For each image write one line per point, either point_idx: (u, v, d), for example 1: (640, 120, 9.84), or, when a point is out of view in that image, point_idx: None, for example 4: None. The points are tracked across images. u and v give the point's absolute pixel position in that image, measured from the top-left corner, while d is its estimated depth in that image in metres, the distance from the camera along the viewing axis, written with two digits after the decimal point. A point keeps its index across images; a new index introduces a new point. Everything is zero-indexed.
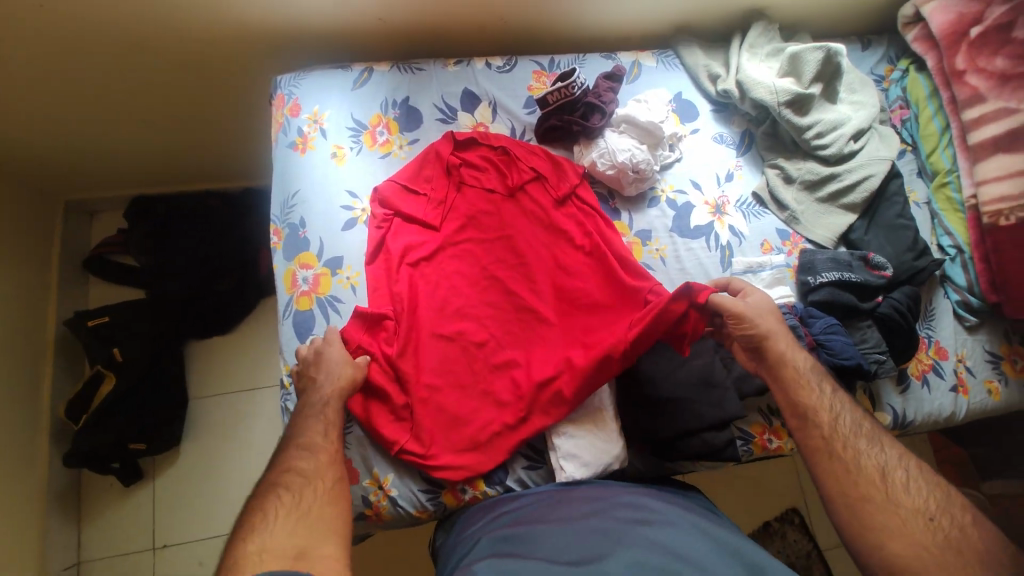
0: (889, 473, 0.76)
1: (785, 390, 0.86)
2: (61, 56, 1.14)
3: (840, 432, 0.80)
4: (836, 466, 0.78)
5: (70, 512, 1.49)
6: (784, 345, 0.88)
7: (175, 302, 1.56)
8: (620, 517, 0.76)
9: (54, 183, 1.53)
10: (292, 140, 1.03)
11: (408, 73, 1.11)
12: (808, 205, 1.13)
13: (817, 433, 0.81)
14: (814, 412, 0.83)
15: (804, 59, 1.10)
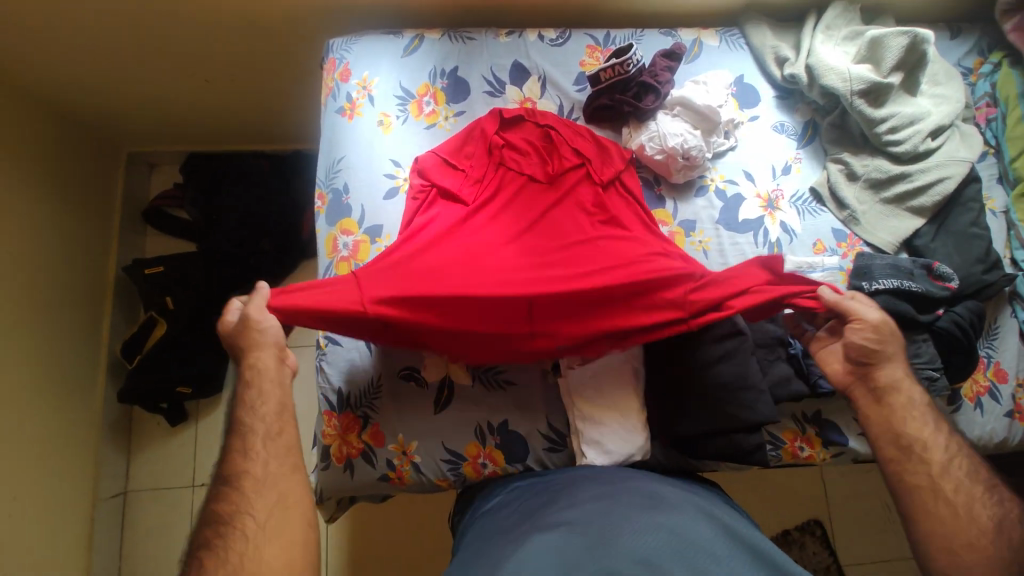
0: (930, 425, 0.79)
1: (886, 419, 0.81)
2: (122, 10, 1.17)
3: (949, 467, 0.75)
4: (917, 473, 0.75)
5: (123, 443, 1.62)
6: (900, 371, 0.83)
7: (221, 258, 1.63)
8: (630, 501, 0.75)
9: (117, 134, 1.61)
10: (340, 106, 1.04)
11: (458, 42, 1.09)
12: (870, 206, 1.06)
13: (922, 469, 0.76)
14: (918, 442, 0.77)
15: (886, 45, 1.01)
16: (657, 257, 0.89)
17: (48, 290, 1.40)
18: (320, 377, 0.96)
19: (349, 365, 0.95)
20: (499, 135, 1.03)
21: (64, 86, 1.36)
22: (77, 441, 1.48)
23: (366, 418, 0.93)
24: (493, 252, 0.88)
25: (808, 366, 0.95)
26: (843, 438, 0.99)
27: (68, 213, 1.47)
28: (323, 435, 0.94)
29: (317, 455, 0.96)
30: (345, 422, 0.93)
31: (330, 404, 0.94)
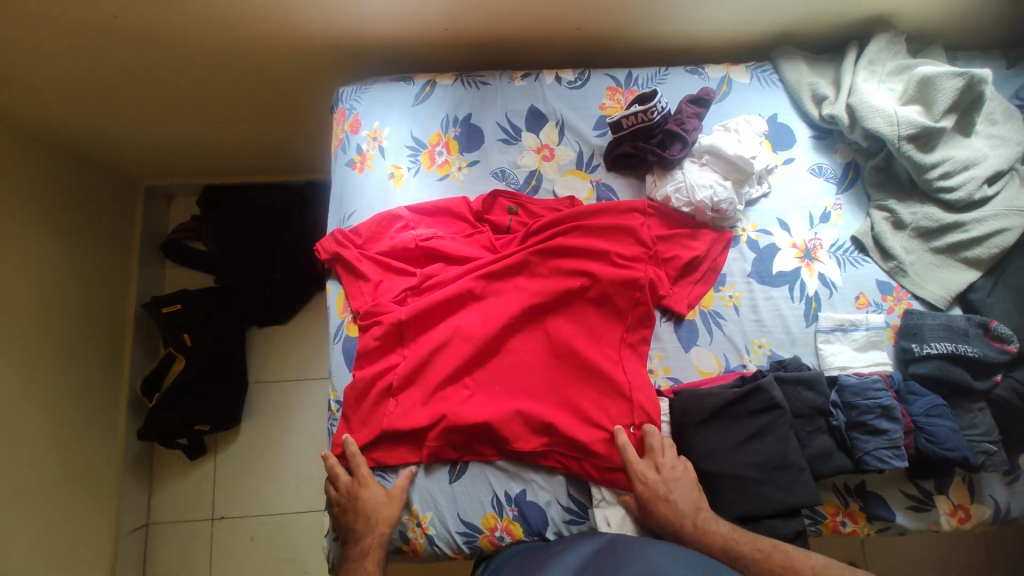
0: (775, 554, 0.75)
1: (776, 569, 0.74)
2: (134, 62, 1.16)
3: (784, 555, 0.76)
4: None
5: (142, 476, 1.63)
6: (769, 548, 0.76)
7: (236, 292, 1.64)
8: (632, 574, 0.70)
9: (135, 169, 1.61)
10: (350, 158, 1.00)
11: (472, 87, 1.05)
12: (919, 255, 0.98)
13: None
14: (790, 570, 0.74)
15: (939, 86, 0.92)
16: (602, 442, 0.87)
17: (71, 333, 1.42)
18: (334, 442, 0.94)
19: None
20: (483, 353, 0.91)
21: (79, 130, 1.37)
22: (98, 479, 1.49)
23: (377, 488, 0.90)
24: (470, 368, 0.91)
25: (851, 440, 0.87)
26: (890, 513, 0.91)
27: (86, 253, 1.47)
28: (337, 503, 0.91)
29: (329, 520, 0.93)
30: None
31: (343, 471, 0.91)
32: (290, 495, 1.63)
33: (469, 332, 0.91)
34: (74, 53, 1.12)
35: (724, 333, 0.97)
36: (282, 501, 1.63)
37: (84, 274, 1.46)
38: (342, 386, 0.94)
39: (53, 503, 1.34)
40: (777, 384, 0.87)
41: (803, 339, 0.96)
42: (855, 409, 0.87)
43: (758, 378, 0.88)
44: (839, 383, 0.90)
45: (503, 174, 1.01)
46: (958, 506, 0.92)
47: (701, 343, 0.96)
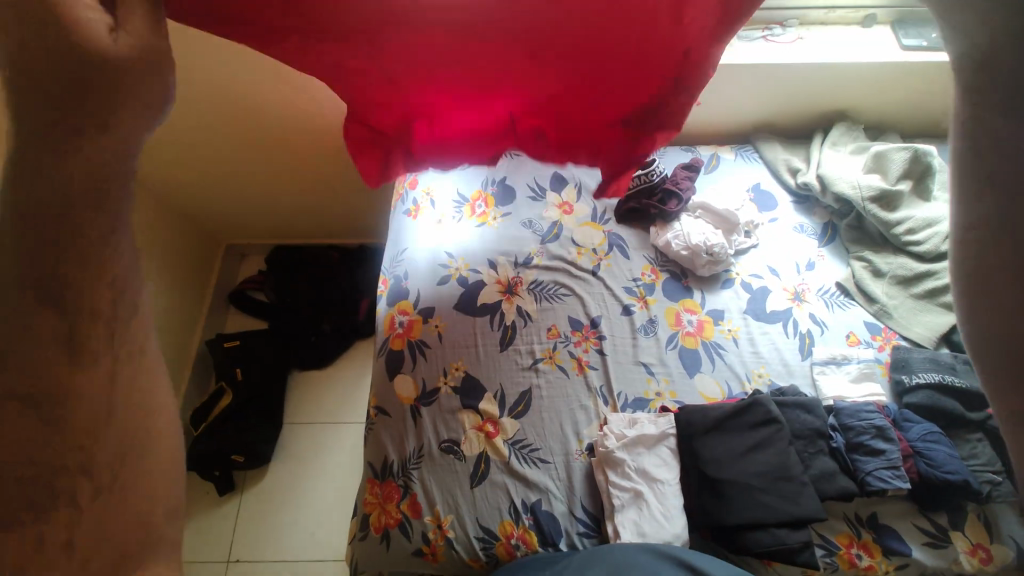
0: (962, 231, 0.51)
1: None
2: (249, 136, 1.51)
3: None
4: None
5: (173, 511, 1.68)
6: None
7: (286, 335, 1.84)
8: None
9: (223, 229, 1.94)
10: (407, 209, 1.24)
11: (507, 159, 1.32)
12: (901, 300, 1.09)
13: None
14: None
15: (891, 158, 1.12)
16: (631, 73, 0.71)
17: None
18: (368, 445, 1.03)
19: (394, 435, 1.02)
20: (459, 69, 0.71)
21: (192, 190, 1.71)
22: None
23: (405, 487, 0.97)
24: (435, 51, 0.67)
25: (853, 462, 0.91)
26: (906, 547, 0.90)
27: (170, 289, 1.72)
28: (365, 502, 0.98)
29: (356, 524, 0.99)
30: (386, 491, 0.97)
31: (374, 471, 1.00)
32: (308, 540, 1.63)
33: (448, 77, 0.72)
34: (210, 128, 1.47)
35: (725, 363, 1.07)
36: (299, 548, 1.63)
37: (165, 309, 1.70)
38: (382, 394, 1.06)
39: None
40: (774, 402, 0.96)
41: (800, 371, 1.05)
42: (852, 430, 0.93)
43: (754, 395, 0.97)
44: (834, 407, 0.97)
45: (530, 223, 1.22)
46: (976, 545, 0.90)
47: (704, 370, 1.06)
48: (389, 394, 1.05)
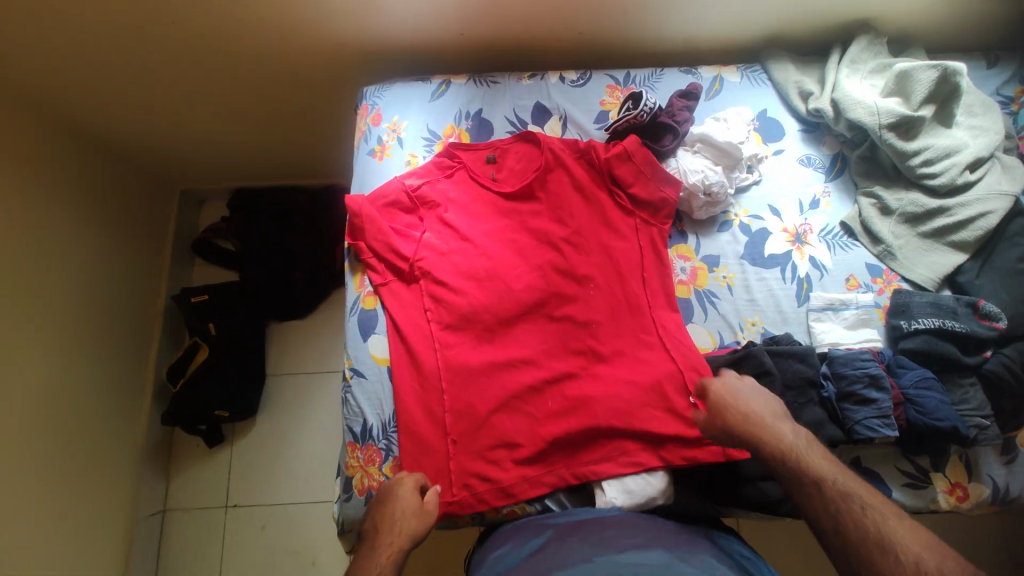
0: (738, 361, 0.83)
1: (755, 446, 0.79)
2: (178, 68, 1.29)
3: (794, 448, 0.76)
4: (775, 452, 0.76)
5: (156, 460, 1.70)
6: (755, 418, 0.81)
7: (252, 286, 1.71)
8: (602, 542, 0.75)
9: (173, 172, 1.74)
10: (371, 148, 1.09)
11: (483, 86, 1.14)
12: (907, 239, 1.02)
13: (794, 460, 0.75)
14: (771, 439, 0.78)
15: (915, 78, 0.99)
16: (621, 243, 1.02)
17: (104, 321, 1.52)
18: (346, 409, 0.98)
19: (372, 398, 0.97)
20: (481, 250, 1.03)
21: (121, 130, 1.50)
22: (119, 461, 1.56)
23: (387, 450, 0.95)
24: (470, 269, 1.02)
25: (842, 411, 0.89)
26: (887, 489, 0.92)
27: (121, 244, 1.59)
28: (346, 466, 0.96)
29: (340, 486, 0.97)
30: (367, 454, 0.95)
31: (354, 435, 0.96)
32: (302, 485, 1.68)
33: (472, 260, 1.02)
34: (130, 57, 1.25)
35: (718, 311, 1.01)
36: (293, 492, 1.67)
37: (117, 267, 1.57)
38: (357, 355, 1.00)
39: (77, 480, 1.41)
40: (768, 353, 0.93)
41: (794, 318, 1.01)
42: (844, 380, 0.89)
43: (747, 347, 0.93)
44: (829, 355, 0.93)
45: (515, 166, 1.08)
46: (955, 484, 0.94)
47: (696, 320, 1.01)
48: (364, 355, 1.00)
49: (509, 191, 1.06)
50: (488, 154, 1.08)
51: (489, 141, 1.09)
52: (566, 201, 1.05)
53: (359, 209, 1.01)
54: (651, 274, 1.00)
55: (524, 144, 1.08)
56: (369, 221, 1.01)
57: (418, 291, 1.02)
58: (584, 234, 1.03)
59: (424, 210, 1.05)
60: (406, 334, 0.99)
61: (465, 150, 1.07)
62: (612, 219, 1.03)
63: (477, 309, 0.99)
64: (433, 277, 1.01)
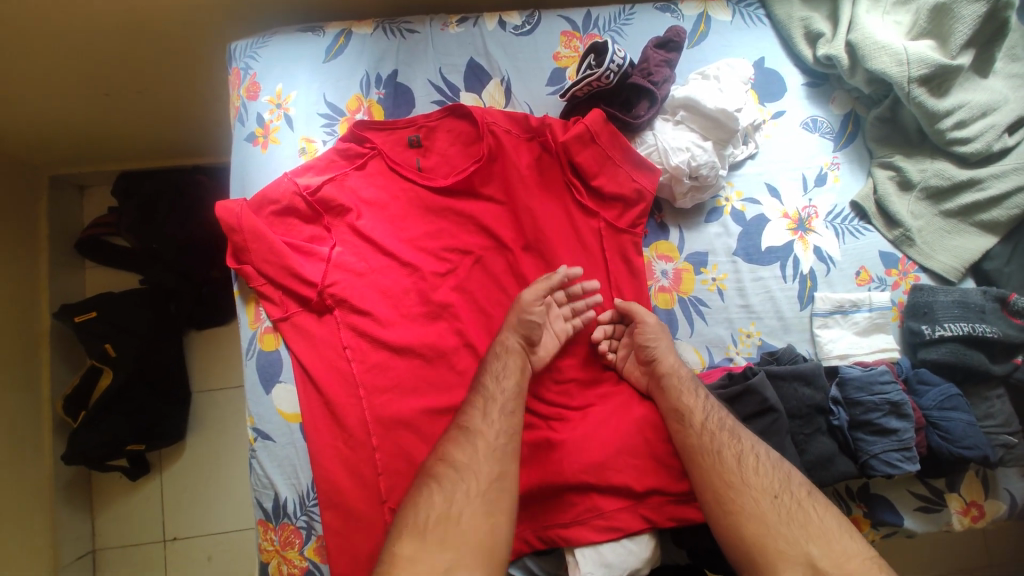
0: (745, 456, 0.68)
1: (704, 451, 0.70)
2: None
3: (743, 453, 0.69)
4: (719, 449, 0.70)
5: (102, 508, 1.31)
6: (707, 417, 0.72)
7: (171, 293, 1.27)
8: None
9: (27, 154, 1.19)
10: (250, 131, 0.81)
11: (396, 37, 0.86)
12: (928, 220, 0.84)
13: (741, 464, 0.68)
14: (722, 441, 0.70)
15: (955, 15, 0.78)
16: (587, 255, 0.82)
17: None
18: (254, 481, 0.77)
19: (284, 464, 0.76)
20: (410, 267, 0.80)
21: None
22: None
23: (308, 527, 0.75)
24: (398, 293, 0.80)
25: (855, 442, 0.75)
26: (898, 517, 0.78)
27: None
28: (260, 550, 0.76)
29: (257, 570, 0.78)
30: (284, 535, 0.75)
31: (264, 512, 0.76)
32: (245, 508, 1.32)
33: (395, 288, 0.80)
34: None
35: (705, 323, 0.83)
36: (238, 514, 1.32)
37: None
38: (260, 412, 0.77)
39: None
40: (771, 380, 0.76)
41: (797, 325, 0.83)
42: (860, 407, 0.75)
43: (749, 377, 0.76)
44: (840, 376, 0.78)
45: (451, 151, 0.84)
46: (970, 503, 0.79)
47: (680, 335, 0.82)
48: (268, 411, 0.77)
49: (442, 186, 0.82)
50: (410, 136, 0.83)
51: (410, 118, 0.83)
52: (515, 196, 0.83)
53: (237, 220, 0.76)
54: (623, 285, 0.81)
55: (461, 129, 0.84)
56: (253, 237, 0.76)
57: (326, 323, 0.78)
58: (541, 242, 0.82)
59: (331, 218, 0.81)
60: (324, 381, 0.76)
61: (378, 130, 0.82)
62: (571, 221, 0.82)
63: (408, 349, 0.77)
64: (349, 306, 0.78)
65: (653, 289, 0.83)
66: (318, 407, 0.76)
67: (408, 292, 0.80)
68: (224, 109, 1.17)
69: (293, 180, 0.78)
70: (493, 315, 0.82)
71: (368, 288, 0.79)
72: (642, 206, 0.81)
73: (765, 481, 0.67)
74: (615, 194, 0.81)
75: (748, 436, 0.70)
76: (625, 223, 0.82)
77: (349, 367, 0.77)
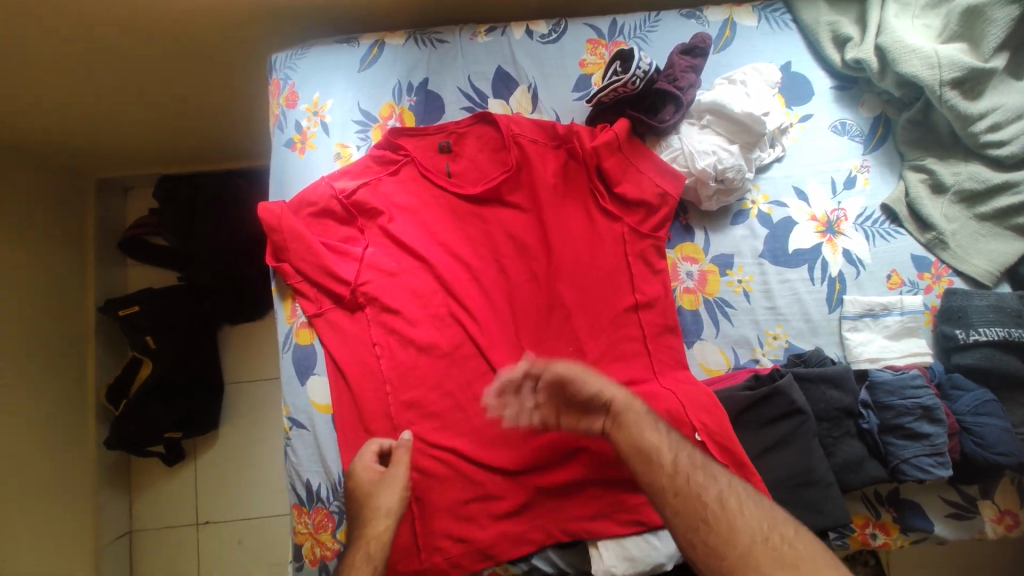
0: (726, 498, 0.62)
1: (674, 491, 0.64)
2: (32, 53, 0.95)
3: (711, 485, 0.63)
4: (691, 491, 0.63)
5: (142, 495, 1.37)
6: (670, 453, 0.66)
7: (206, 290, 1.33)
8: None
9: (79, 158, 1.28)
10: (289, 137, 0.86)
11: (426, 46, 0.90)
12: (962, 223, 0.83)
13: (711, 493, 0.63)
14: (680, 475, 0.64)
15: (988, 18, 0.78)
16: (610, 258, 0.84)
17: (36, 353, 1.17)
18: (289, 468, 0.81)
19: (317, 453, 0.80)
20: (441, 266, 0.83)
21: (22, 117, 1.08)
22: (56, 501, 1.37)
23: (339, 514, 0.78)
24: (430, 292, 0.83)
25: (885, 446, 0.74)
26: (928, 523, 0.76)
27: None
28: (294, 532, 0.79)
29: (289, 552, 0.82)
30: (317, 519, 0.78)
31: (299, 498, 0.79)
32: (274, 499, 1.37)
33: (428, 287, 0.83)
34: None
35: (732, 324, 0.83)
36: (267, 505, 1.37)
37: (40, 284, 1.20)
38: (295, 402, 0.81)
39: (25, 548, 1.11)
40: (796, 383, 0.75)
41: (825, 328, 0.83)
42: (890, 411, 0.74)
43: (775, 378, 0.76)
44: (869, 380, 0.77)
45: (479, 155, 0.87)
46: (1005, 512, 0.77)
47: (705, 336, 0.83)
48: (303, 402, 0.81)
49: (471, 192, 0.85)
50: (442, 141, 0.86)
51: (441, 124, 0.86)
52: (541, 200, 0.85)
53: (278, 220, 0.80)
54: (648, 287, 0.82)
55: (489, 136, 0.87)
56: (293, 236, 0.80)
57: (361, 319, 0.82)
58: (565, 244, 0.84)
59: (366, 220, 0.84)
60: (359, 375, 0.80)
61: (410, 136, 0.86)
62: (595, 224, 0.84)
63: (437, 347, 0.80)
64: (383, 303, 0.81)
65: (678, 293, 0.84)
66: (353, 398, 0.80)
67: (438, 290, 0.83)
68: (264, 115, 1.23)
69: (330, 184, 0.82)
70: (518, 314, 0.84)
71: (401, 287, 0.82)
72: (665, 211, 0.83)
73: (753, 521, 0.60)
74: (638, 199, 0.82)
75: (722, 472, 0.65)
76: (649, 228, 0.83)
77: (383, 362, 0.80)
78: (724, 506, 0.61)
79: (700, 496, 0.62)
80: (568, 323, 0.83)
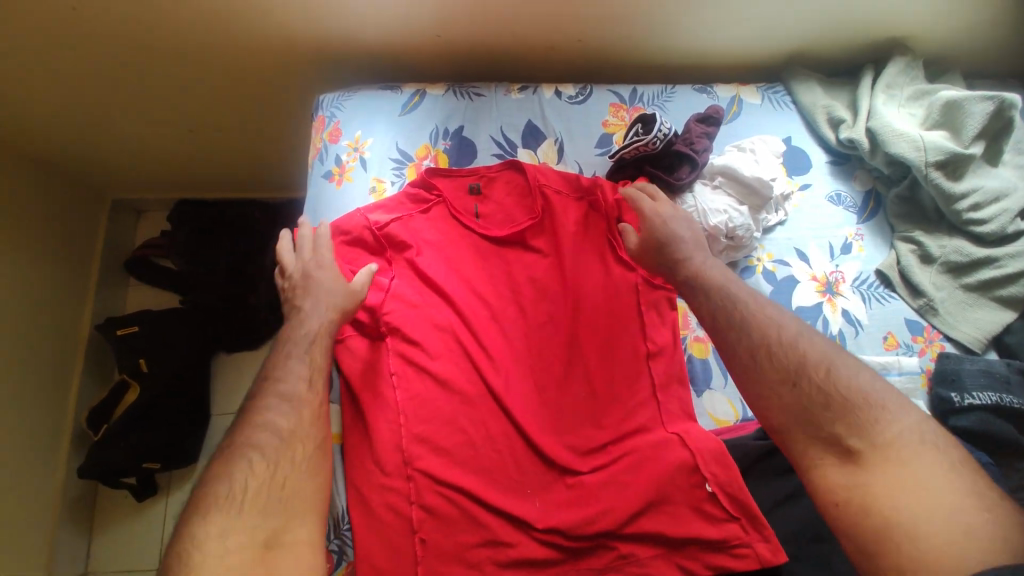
0: (877, 416, 0.59)
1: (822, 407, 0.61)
2: (83, 78, 1.01)
3: (881, 416, 0.59)
4: (848, 399, 0.60)
5: (106, 530, 1.28)
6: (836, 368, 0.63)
7: (211, 314, 1.32)
8: None
9: (102, 177, 1.30)
10: (328, 169, 0.91)
11: (464, 98, 0.97)
12: (949, 292, 0.89)
13: (867, 422, 0.59)
14: (847, 400, 0.61)
15: (967, 111, 0.88)
16: (625, 305, 0.87)
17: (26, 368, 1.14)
18: None
19: None
20: (462, 302, 0.85)
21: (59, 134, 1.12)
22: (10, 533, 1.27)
23: (339, 553, 0.75)
24: (449, 326, 0.84)
25: None
26: None
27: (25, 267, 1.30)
28: None
29: None
30: None
31: None
32: None
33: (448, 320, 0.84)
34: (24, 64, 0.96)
35: None
36: None
37: (43, 296, 1.19)
38: None
39: None
40: None
41: None
42: None
43: None
44: None
45: (506, 199, 0.92)
46: None
47: (714, 386, 0.86)
48: None
49: (495, 233, 0.89)
50: (471, 183, 0.91)
51: (472, 167, 0.92)
52: (561, 245, 0.89)
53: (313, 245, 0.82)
54: (659, 334, 0.85)
55: (516, 183, 0.92)
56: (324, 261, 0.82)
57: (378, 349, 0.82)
58: (581, 289, 0.88)
59: (393, 252, 0.87)
60: (372, 405, 0.79)
61: (442, 177, 0.90)
62: (611, 272, 0.89)
63: (452, 381, 0.81)
64: (402, 334, 0.82)
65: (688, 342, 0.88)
66: (364, 428, 0.79)
67: (458, 324, 0.85)
68: (292, 148, 1.28)
69: (363, 215, 0.86)
70: (533, 353, 0.85)
71: (422, 319, 0.84)
72: None
73: (897, 446, 0.57)
74: None
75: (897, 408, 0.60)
76: (663, 280, 0.87)
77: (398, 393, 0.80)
78: (878, 426, 0.58)
79: (850, 415, 0.60)
80: (581, 365, 0.85)
